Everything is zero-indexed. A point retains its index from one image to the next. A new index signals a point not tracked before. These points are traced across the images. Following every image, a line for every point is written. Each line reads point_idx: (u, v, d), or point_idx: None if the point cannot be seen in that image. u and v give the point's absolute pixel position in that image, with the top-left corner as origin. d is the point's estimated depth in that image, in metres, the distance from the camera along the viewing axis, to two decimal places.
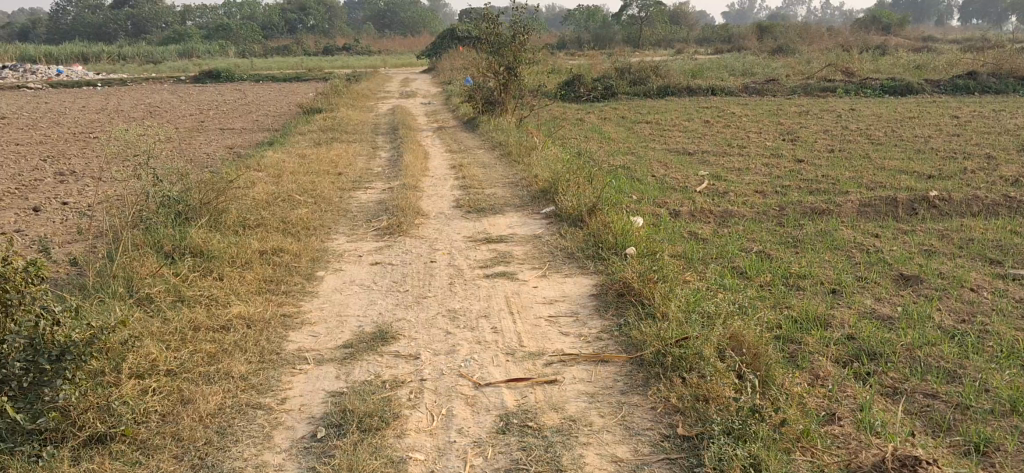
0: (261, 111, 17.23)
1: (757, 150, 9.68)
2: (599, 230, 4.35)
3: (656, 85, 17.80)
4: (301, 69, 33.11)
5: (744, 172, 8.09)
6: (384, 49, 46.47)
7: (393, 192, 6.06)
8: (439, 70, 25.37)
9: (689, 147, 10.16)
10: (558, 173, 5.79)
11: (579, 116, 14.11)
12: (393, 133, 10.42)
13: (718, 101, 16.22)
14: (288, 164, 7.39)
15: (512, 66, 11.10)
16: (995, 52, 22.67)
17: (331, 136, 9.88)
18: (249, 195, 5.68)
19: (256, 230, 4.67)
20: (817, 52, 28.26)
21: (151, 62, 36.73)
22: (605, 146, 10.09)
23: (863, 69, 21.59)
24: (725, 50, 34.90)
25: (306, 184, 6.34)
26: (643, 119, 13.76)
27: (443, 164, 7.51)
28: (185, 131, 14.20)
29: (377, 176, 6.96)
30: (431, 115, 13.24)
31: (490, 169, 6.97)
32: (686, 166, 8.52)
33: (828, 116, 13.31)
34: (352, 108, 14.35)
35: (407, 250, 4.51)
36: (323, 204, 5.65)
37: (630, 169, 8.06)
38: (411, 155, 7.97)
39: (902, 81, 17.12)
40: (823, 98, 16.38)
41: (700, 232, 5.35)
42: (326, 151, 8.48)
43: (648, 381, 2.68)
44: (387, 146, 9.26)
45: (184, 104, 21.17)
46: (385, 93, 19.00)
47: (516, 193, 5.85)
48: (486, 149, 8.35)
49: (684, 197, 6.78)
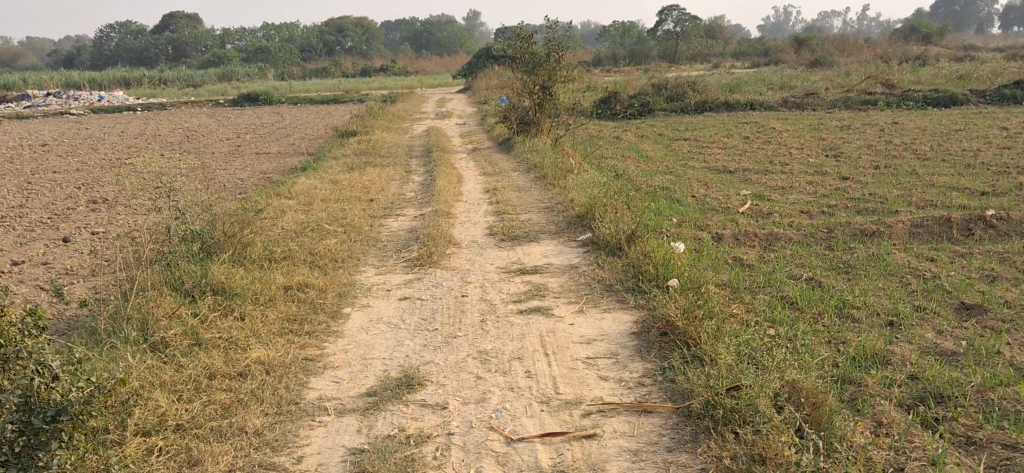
0: (296, 135, 17.18)
1: (800, 166, 9.37)
2: (639, 260, 4.11)
3: (694, 101, 17.51)
4: (338, 91, 33.24)
5: (788, 190, 7.80)
6: (420, 68, 46.63)
7: (424, 219, 5.87)
8: (474, 90, 25.26)
9: (729, 165, 9.87)
10: (595, 197, 5.56)
11: (615, 133, 13.87)
12: (427, 156, 10.27)
13: (757, 116, 15.89)
14: (319, 190, 7.25)
15: (546, 85, 10.90)
16: None
17: (364, 159, 9.75)
18: (277, 225, 5.54)
19: (282, 264, 4.50)
20: (857, 64, 27.77)
21: (191, 86, 37.11)
22: (642, 165, 9.84)
23: (906, 81, 21.11)
24: (763, 64, 34.49)
25: (337, 211, 6.18)
26: (681, 135, 13.49)
27: (477, 188, 7.33)
28: (221, 155, 14.17)
29: (409, 202, 6.80)
30: (466, 136, 13.09)
31: (525, 193, 6.77)
32: (727, 185, 8.25)
33: (872, 130, 12.93)
34: (387, 130, 14.24)
35: (437, 283, 4.31)
36: (353, 233, 5.48)
37: (669, 190, 7.81)
38: (444, 178, 7.79)
39: (947, 92, 16.66)
40: (865, 111, 15.98)
41: (744, 258, 5.09)
42: (358, 176, 8.34)
43: (696, 436, 2.44)
44: (420, 169, 9.10)
45: (222, 127, 21.26)
46: (419, 114, 18.91)
47: (551, 219, 5.63)
48: (521, 171, 8.15)
49: (726, 219, 6.52)
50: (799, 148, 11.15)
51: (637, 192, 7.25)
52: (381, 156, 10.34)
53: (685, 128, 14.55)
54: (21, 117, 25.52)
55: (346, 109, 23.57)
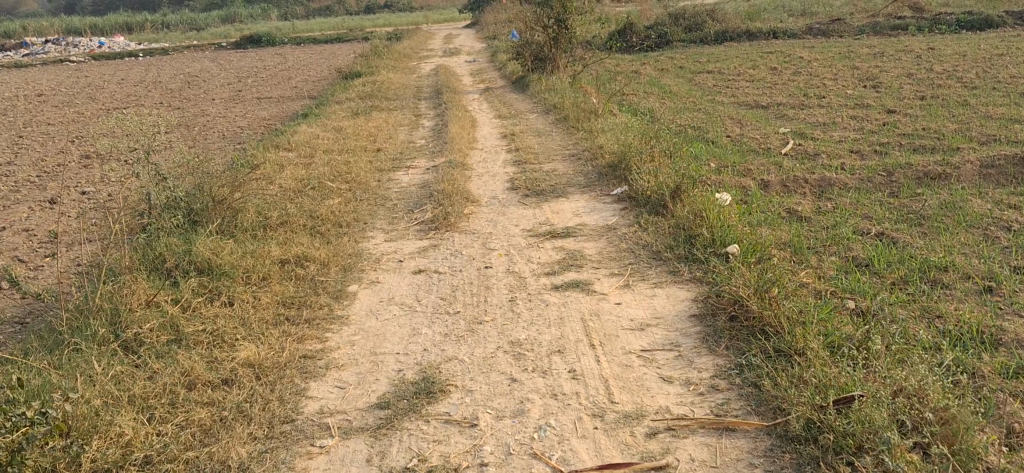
0: (299, 77, 16.52)
1: (838, 99, 8.73)
2: (690, 221, 3.56)
3: (714, 31, 16.74)
4: (342, 29, 32.36)
5: (831, 127, 7.19)
6: (427, 4, 45.64)
7: (438, 172, 5.31)
8: (482, 25, 24.40)
9: (761, 99, 9.24)
10: (629, 145, 4.98)
11: (634, 68, 13.18)
12: (438, 97, 9.65)
13: (782, 45, 15.15)
14: (322, 141, 6.68)
15: (562, 18, 10.21)
16: None
17: (371, 103, 9.14)
18: (274, 184, 4.99)
19: (279, 233, 3.96)
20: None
21: (194, 29, 36.30)
22: (668, 102, 9.22)
23: (932, 3, 20.23)
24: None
25: (340, 164, 5.63)
26: (704, 68, 12.79)
27: (492, 133, 6.75)
28: (222, 102, 13.57)
29: (420, 151, 6.24)
30: (477, 74, 12.45)
31: (547, 138, 6.19)
32: (763, 123, 7.64)
33: (907, 57, 12.22)
34: (395, 70, 13.60)
35: (456, 251, 3.77)
36: (358, 191, 4.93)
37: (701, 129, 7.22)
38: (456, 123, 7.21)
39: (981, 15, 15.84)
40: (895, 36, 15.22)
41: (800, 211, 4.52)
42: (364, 123, 7.77)
43: (800, 467, 1.91)
44: (430, 113, 8.51)
45: (225, 71, 20.60)
46: (427, 51, 18.18)
47: (579, 168, 5.07)
48: (539, 113, 7.55)
49: (769, 162, 5.94)
50: (832, 79, 10.48)
51: (668, 134, 6.66)
52: (389, 99, 9.72)
53: (707, 60, 13.84)
54: (20, 65, 24.89)
55: (351, 49, 22.81)
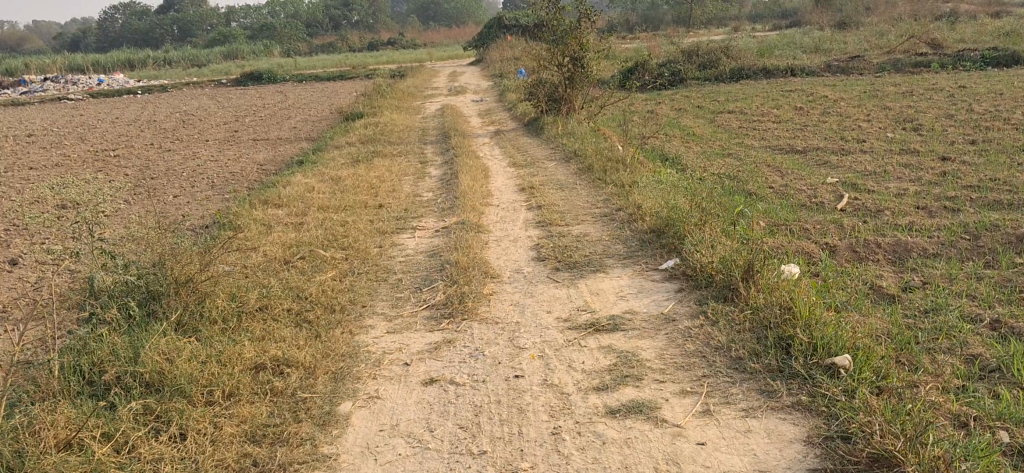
0: (298, 117, 15.81)
1: (880, 143, 7.98)
2: (777, 316, 2.80)
3: (729, 68, 16.04)
4: (344, 67, 31.78)
5: (884, 175, 6.44)
6: (430, 41, 45.20)
7: (448, 236, 4.58)
8: (486, 63, 23.81)
9: (794, 142, 8.49)
10: (676, 206, 4.25)
11: (650, 107, 12.47)
12: (446, 141, 8.94)
13: (802, 82, 14.45)
14: (317, 194, 5.95)
15: (577, 56, 9.51)
16: None
17: (373, 148, 8.43)
18: (258, 257, 4.25)
19: (255, 326, 3.22)
20: (887, 23, 26.17)
21: (196, 66, 35.78)
22: (694, 146, 8.48)
23: (949, 39, 19.58)
24: (784, 27, 32.97)
25: (336, 225, 4.89)
26: (725, 107, 12.09)
27: (507, 186, 6.02)
28: (216, 144, 12.85)
29: (427, 207, 5.49)
30: (485, 115, 11.76)
31: (571, 193, 5.44)
32: (805, 170, 6.88)
33: (940, 95, 11.49)
34: (398, 110, 12.91)
35: (477, 351, 3.01)
36: (356, 261, 4.18)
37: (739, 178, 6.47)
38: (467, 173, 6.49)
39: (1007, 50, 15.13)
40: (920, 73, 14.51)
41: (887, 287, 3.76)
42: (365, 171, 7.06)
43: None
44: (436, 159, 7.79)
45: (224, 110, 19.94)
46: (431, 90, 17.49)
47: (614, 232, 4.33)
48: (558, 162, 6.81)
49: (826, 220, 5.19)
50: (865, 119, 9.75)
51: (707, 187, 5.92)
52: (392, 143, 9.02)
53: (724, 99, 13.14)
54: (16, 104, 24.26)
55: (352, 87, 22.15)
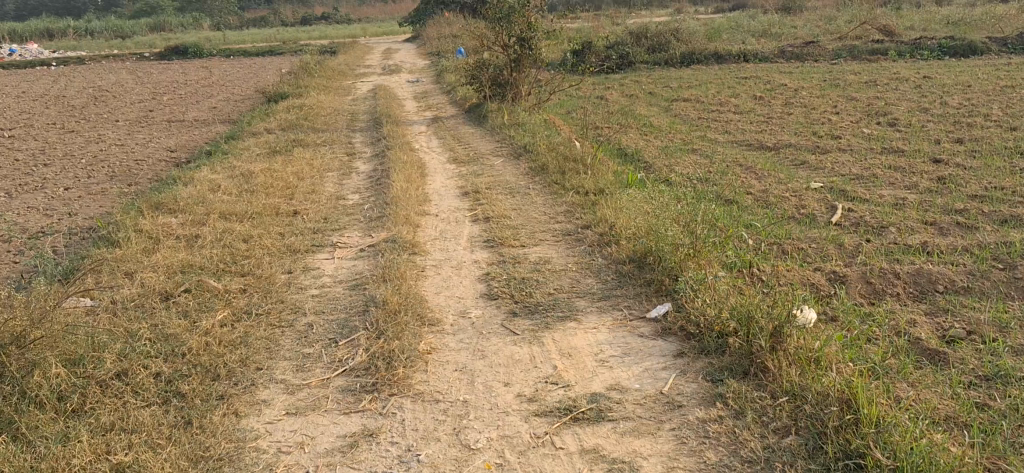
0: (221, 96, 14.68)
1: (857, 141, 7.29)
2: (833, 416, 2.01)
3: (679, 52, 15.33)
4: (275, 41, 30.37)
5: (873, 181, 5.73)
6: (366, 16, 43.80)
7: (376, 260, 3.70)
8: (424, 40, 22.73)
9: (762, 137, 7.77)
10: (662, 229, 3.44)
11: (598, 93, 11.68)
12: (378, 129, 8.02)
13: (757, 69, 13.79)
14: (222, 197, 5.01)
15: (526, 37, 8.65)
16: None
17: (295, 136, 7.48)
18: (130, 288, 3.32)
19: (101, 410, 2.32)
20: (831, 8, 25.76)
21: (119, 37, 34.00)
22: (654, 140, 7.72)
23: (900, 27, 19.16)
24: (727, 10, 32.39)
25: (239, 242, 3.97)
26: (678, 95, 11.34)
27: (448, 188, 5.15)
28: (126, 125, 11.71)
29: (352, 216, 4.60)
30: (422, 98, 10.85)
31: (525, 201, 4.60)
32: (783, 172, 6.14)
33: (904, 86, 10.90)
34: (328, 90, 11.92)
35: (411, 451, 2.15)
36: (257, 296, 3.28)
37: (712, 182, 5.72)
38: (401, 171, 5.62)
39: (964, 39, 14.66)
40: (877, 62, 13.97)
41: (928, 339, 3.00)
42: (284, 165, 6.12)
43: None
44: (367, 151, 6.89)
45: (143, 85, 18.65)
46: (364, 68, 16.44)
47: (582, 259, 3.49)
48: (506, 159, 5.96)
49: (824, 239, 4.43)
50: (832, 112, 9.08)
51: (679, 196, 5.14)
52: (318, 131, 8.07)
53: (677, 85, 12.41)
54: None
55: (282, 64, 20.92)
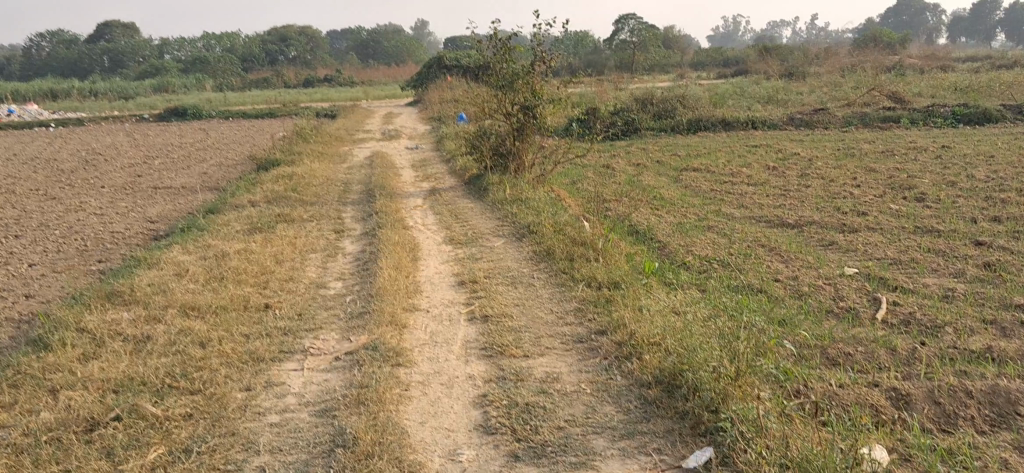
0: (214, 161, 14.22)
1: (887, 218, 6.75)
2: None
3: (687, 118, 14.92)
4: (276, 104, 30.15)
5: (913, 266, 5.17)
6: (369, 79, 43.75)
7: (352, 374, 3.12)
8: (425, 104, 22.39)
9: (781, 213, 7.24)
10: (695, 344, 2.87)
11: (604, 162, 11.21)
12: (370, 202, 7.49)
13: (766, 137, 13.36)
14: (186, 286, 4.45)
15: (529, 105, 8.18)
16: None
17: (281, 210, 6.95)
18: (50, 413, 2.73)
19: None
20: (836, 74, 25.53)
21: (121, 98, 33.80)
22: (667, 216, 7.19)
23: (910, 93, 18.80)
24: (730, 75, 32.25)
25: (193, 347, 3.39)
26: (687, 164, 10.86)
27: (442, 276, 4.60)
28: (112, 191, 11.21)
29: (331, 311, 4.03)
30: (419, 166, 10.38)
31: (529, 296, 4.04)
32: (811, 255, 5.59)
33: (924, 156, 10.41)
34: (323, 157, 11.46)
35: None
36: (201, 426, 2.69)
37: (736, 268, 5.17)
38: (392, 254, 5.07)
39: (978, 107, 14.23)
40: (891, 130, 13.53)
41: None
42: (263, 245, 5.57)
43: None
44: (357, 227, 6.36)
45: (138, 148, 18.24)
46: (362, 133, 16.03)
47: (597, 377, 2.92)
48: (507, 240, 5.41)
49: (872, 342, 3.85)
50: (853, 184, 8.56)
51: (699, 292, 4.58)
52: (307, 203, 7.54)
53: (685, 153, 11.94)
54: None
55: (280, 127, 20.53)
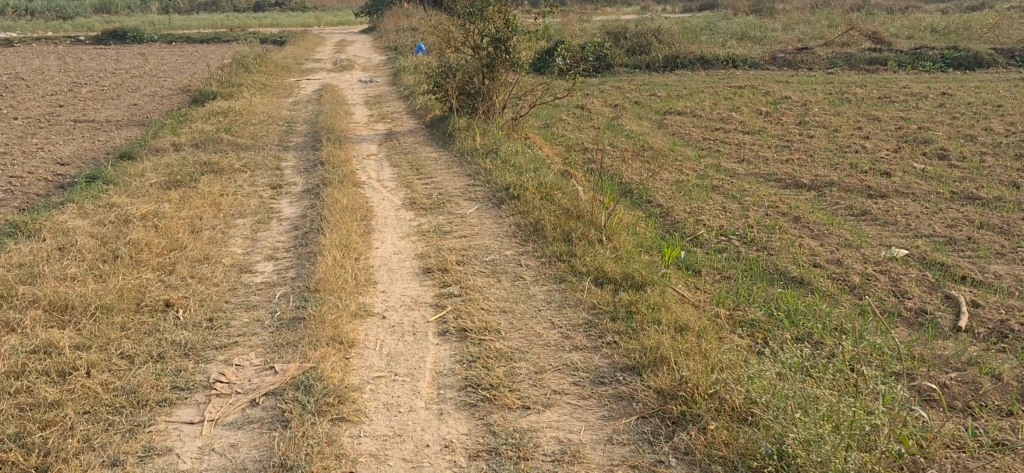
0: (148, 90, 12.88)
1: (914, 180, 5.83)
2: None
3: (662, 54, 13.89)
4: (223, 28, 28.41)
5: (972, 247, 4.27)
6: (321, 3, 41.87)
7: (274, 439, 2.13)
8: (381, 31, 20.98)
9: (791, 170, 6.31)
10: (787, 417, 1.94)
11: (579, 102, 10.19)
12: (316, 147, 6.42)
13: (750, 77, 12.40)
14: (64, 269, 3.38)
15: (501, 37, 7.08)
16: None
17: (207, 156, 5.84)
18: None
19: None
20: (807, 10, 24.53)
21: (57, 16, 31.64)
22: (661, 172, 6.21)
23: (889, 33, 17.92)
24: (697, 9, 31.13)
25: (44, 383, 2.36)
26: (670, 107, 9.85)
27: (402, 262, 3.58)
28: (25, 125, 9.90)
29: (252, 315, 3.02)
30: (373, 103, 9.27)
31: (520, 298, 3.06)
32: (845, 228, 4.66)
33: (926, 103, 9.53)
34: (266, 90, 10.26)
35: None
36: None
37: (761, 249, 4.23)
38: (339, 223, 4.03)
39: (969, 48, 13.36)
40: (880, 72, 12.63)
41: None
42: (178, 207, 4.50)
43: None
44: (298, 181, 5.29)
45: (68, 73, 16.72)
46: (312, 62, 14.73)
47: (638, 459, 2.00)
48: (482, 207, 4.41)
49: (969, 366, 2.94)
50: (860, 136, 7.63)
51: (729, 291, 3.64)
52: (241, 147, 6.43)
53: (665, 94, 10.92)
54: None
55: (225, 53, 19.03)
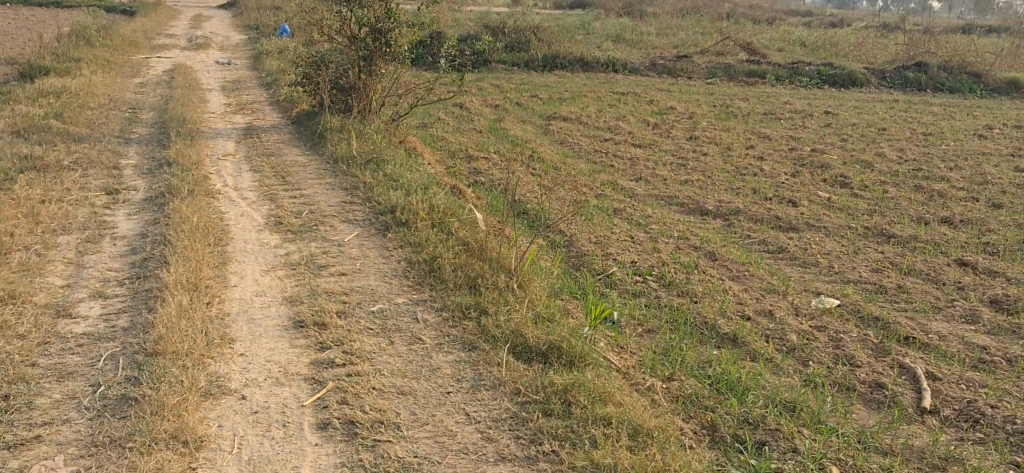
0: None
1: (820, 210, 5.50)
2: None
3: (542, 53, 13.41)
4: None
5: (905, 298, 3.90)
6: None
7: None
8: (240, 6, 19.68)
9: (692, 192, 5.89)
10: None
11: (459, 100, 9.56)
12: (164, 143, 5.56)
13: (631, 83, 12.07)
14: None
15: (381, 27, 6.35)
16: (887, 38, 19.57)
17: (28, 148, 4.92)
18: None
19: None
20: (678, 16, 24.63)
21: None
22: (556, 188, 5.68)
23: (760, 45, 18.06)
24: (569, 7, 30.97)
25: None
26: (554, 111, 9.36)
27: (267, 309, 2.87)
28: None
29: (65, 390, 2.28)
30: (232, 90, 8.35)
31: (420, 373, 2.43)
32: (766, 269, 4.23)
33: (810, 122, 9.39)
34: (109, 68, 9.16)
35: None
36: None
37: (683, 295, 3.73)
38: (189, 250, 3.28)
39: (843, 67, 13.43)
40: (758, 86, 12.55)
41: None
42: None
43: None
44: (140, 187, 4.46)
45: None
46: (164, 38, 13.50)
47: None
48: (362, 233, 3.73)
49: (947, 464, 2.51)
50: (754, 156, 7.33)
51: (658, 353, 3.12)
52: (72, 137, 5.50)
53: (548, 97, 10.43)
54: None
55: (64, 21, 17.36)
